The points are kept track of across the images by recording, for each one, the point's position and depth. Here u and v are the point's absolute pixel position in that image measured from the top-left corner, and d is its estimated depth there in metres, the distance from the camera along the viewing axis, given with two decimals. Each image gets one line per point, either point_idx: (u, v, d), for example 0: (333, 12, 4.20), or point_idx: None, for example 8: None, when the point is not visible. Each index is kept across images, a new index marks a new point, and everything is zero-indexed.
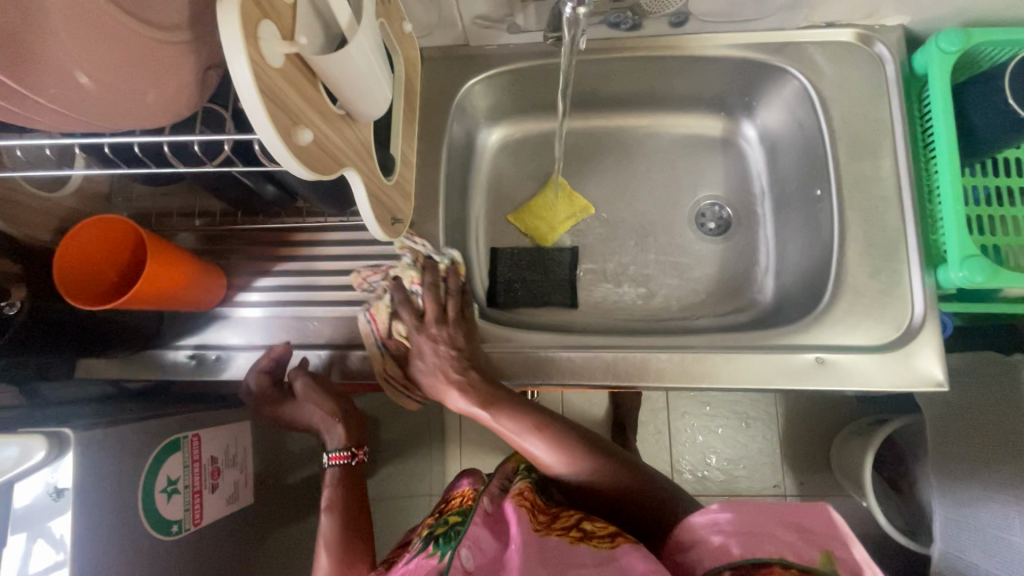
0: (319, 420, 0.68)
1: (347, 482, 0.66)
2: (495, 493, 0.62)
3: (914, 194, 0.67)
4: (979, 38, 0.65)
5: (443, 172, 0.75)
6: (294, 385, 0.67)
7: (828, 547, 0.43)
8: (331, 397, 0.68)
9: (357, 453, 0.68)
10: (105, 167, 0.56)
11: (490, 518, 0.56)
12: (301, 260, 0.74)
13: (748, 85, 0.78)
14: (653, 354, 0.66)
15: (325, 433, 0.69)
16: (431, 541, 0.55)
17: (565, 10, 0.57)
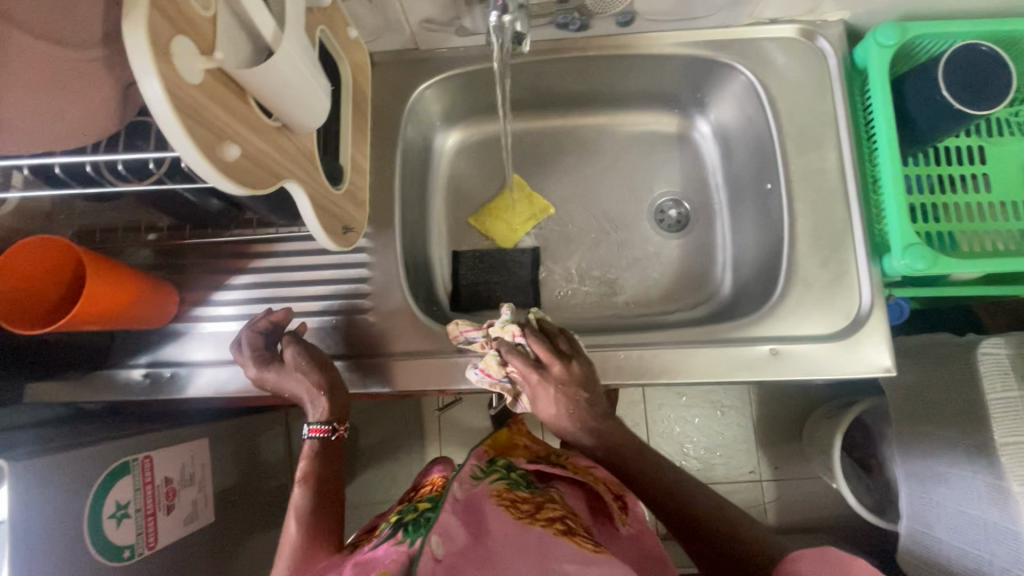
0: (303, 392, 0.64)
1: (327, 457, 0.65)
2: (465, 479, 0.60)
3: (859, 185, 0.68)
4: (913, 31, 0.67)
5: (398, 178, 0.74)
6: (284, 351, 0.63)
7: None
8: (318, 369, 0.65)
9: (338, 428, 0.66)
10: (38, 187, 0.54)
11: (463, 506, 0.54)
12: (255, 272, 0.72)
13: (699, 81, 0.79)
14: (613, 352, 0.67)
15: (307, 406, 0.65)
16: (400, 528, 0.52)
17: (490, 18, 0.56)
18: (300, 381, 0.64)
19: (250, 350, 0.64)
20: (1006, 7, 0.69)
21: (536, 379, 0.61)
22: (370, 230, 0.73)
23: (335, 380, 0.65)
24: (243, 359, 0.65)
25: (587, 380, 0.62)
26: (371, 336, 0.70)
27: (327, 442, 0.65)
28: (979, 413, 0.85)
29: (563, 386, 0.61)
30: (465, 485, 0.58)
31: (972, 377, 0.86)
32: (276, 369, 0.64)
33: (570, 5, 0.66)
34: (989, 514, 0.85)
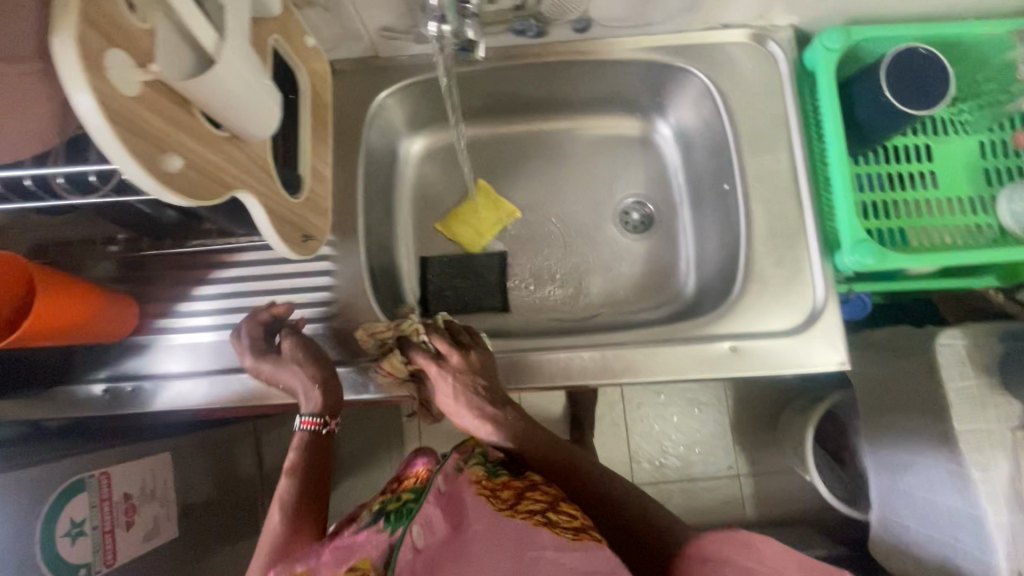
0: (298, 383, 0.64)
1: (316, 448, 0.62)
2: (448, 472, 0.57)
3: (810, 184, 0.70)
4: (857, 35, 0.69)
5: (361, 185, 0.74)
6: (283, 342, 0.64)
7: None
8: (315, 361, 0.65)
9: (330, 423, 0.63)
10: None
11: (446, 499, 0.52)
12: (218, 283, 0.72)
13: (657, 85, 0.80)
14: (577, 353, 0.68)
15: (300, 398, 0.64)
16: (382, 516, 0.52)
17: (429, 28, 0.56)
18: (295, 371, 0.63)
19: (249, 339, 0.65)
20: (945, 11, 0.72)
21: (436, 369, 0.63)
22: (334, 238, 0.73)
23: (330, 372, 0.65)
24: (239, 348, 0.65)
25: (487, 370, 0.64)
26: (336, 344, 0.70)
27: (318, 436, 0.62)
28: (937, 402, 0.88)
29: (463, 375, 0.63)
30: (449, 475, 0.56)
31: (930, 367, 0.88)
32: (272, 360, 0.64)
33: (526, 12, 0.67)
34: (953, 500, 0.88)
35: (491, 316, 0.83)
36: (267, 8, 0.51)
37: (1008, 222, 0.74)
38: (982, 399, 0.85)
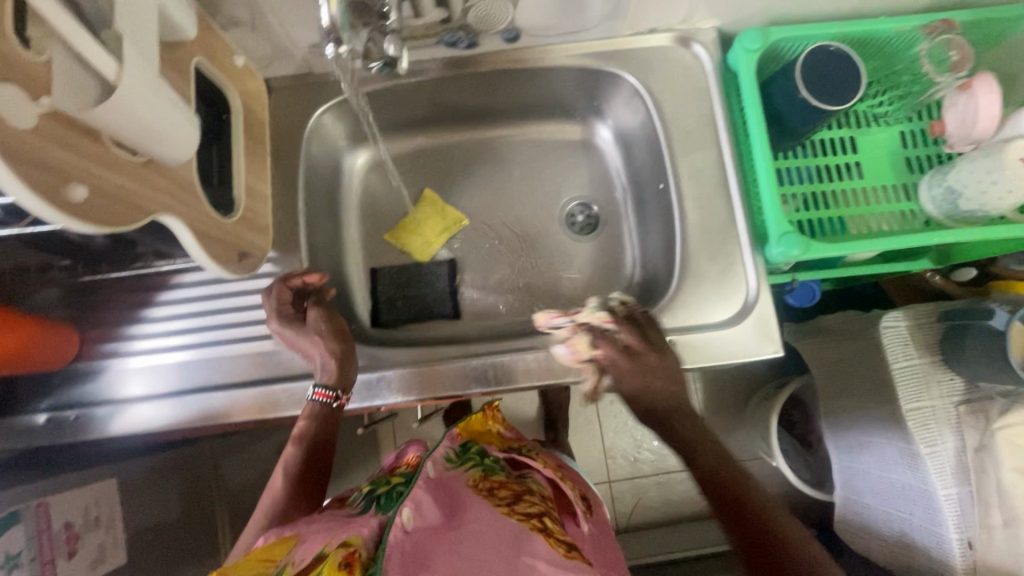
0: (317, 353, 0.66)
1: (327, 420, 0.64)
2: (439, 462, 0.67)
3: (740, 180, 0.73)
4: (774, 34, 0.72)
5: (303, 201, 0.75)
6: (309, 312, 0.67)
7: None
8: (335, 336, 0.67)
9: (342, 397, 0.65)
10: None
11: (434, 484, 0.62)
12: (165, 305, 0.72)
13: (593, 90, 0.83)
14: (523, 356, 0.71)
15: (316, 369, 0.66)
16: (375, 501, 0.61)
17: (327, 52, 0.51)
18: (316, 341, 0.66)
19: (278, 302, 0.67)
20: (856, 10, 0.76)
21: (629, 360, 0.61)
22: (276, 255, 0.73)
23: (348, 349, 0.66)
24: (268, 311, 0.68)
25: (667, 363, 0.61)
26: (283, 361, 0.71)
27: (329, 409, 0.65)
28: (885, 382, 0.91)
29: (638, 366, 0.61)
30: (440, 466, 0.66)
31: (875, 349, 0.92)
32: (295, 327, 0.67)
33: (454, 25, 0.68)
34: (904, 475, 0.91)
35: (442, 323, 0.84)
36: (183, 32, 0.52)
37: (930, 208, 0.77)
38: (925, 376, 0.88)
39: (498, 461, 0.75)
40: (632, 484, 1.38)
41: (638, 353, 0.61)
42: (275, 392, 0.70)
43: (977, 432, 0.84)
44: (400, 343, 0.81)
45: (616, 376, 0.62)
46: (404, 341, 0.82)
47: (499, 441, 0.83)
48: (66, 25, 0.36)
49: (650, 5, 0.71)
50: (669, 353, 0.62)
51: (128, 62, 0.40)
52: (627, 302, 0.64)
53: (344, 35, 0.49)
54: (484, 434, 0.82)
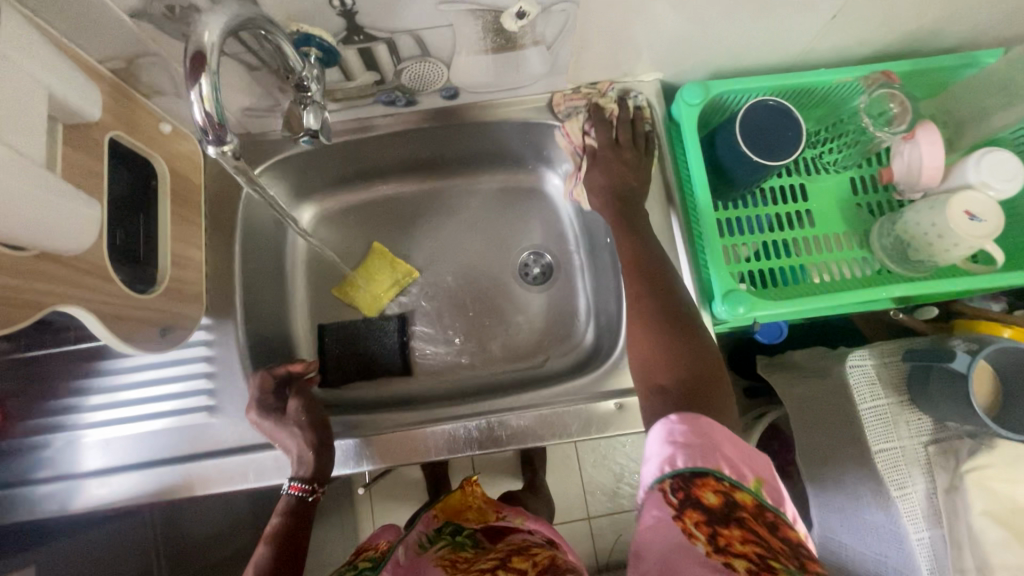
0: (294, 445, 0.64)
1: (300, 516, 0.62)
2: (410, 546, 0.65)
3: (685, 235, 0.72)
4: (715, 88, 0.72)
5: (240, 263, 0.73)
6: (290, 402, 0.66)
7: (761, 477, 0.44)
8: (314, 428, 0.65)
9: (318, 490, 0.63)
10: None
11: (402, 569, 0.59)
12: (96, 376, 0.69)
13: (539, 141, 0.82)
14: (463, 426, 0.69)
15: (293, 462, 0.65)
16: None
17: (206, 151, 0.47)
18: (293, 432, 0.64)
19: (259, 392, 0.67)
20: (796, 61, 0.76)
21: (607, 148, 0.73)
22: (209, 321, 0.71)
23: (326, 438, 0.65)
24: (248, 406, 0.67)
25: (637, 168, 0.72)
26: (214, 435, 0.68)
27: (303, 502, 0.63)
28: (853, 422, 0.86)
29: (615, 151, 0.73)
30: (410, 551, 0.64)
31: (841, 390, 0.87)
32: (274, 418, 0.66)
33: (388, 86, 0.68)
34: (875, 516, 0.85)
35: (391, 380, 0.82)
36: (88, 115, 0.50)
37: (882, 256, 0.76)
38: (893, 417, 0.85)
39: (473, 534, 0.69)
40: (611, 521, 1.34)
41: (620, 148, 0.73)
42: (205, 469, 0.67)
43: (947, 473, 0.82)
44: (347, 405, 0.79)
45: (592, 157, 0.74)
46: (349, 403, 0.79)
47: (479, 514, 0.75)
48: None
49: (587, 62, 0.71)
50: (644, 165, 0.73)
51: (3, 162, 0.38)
52: (643, 112, 0.75)
53: (225, 133, 0.45)
54: (463, 511, 0.75)
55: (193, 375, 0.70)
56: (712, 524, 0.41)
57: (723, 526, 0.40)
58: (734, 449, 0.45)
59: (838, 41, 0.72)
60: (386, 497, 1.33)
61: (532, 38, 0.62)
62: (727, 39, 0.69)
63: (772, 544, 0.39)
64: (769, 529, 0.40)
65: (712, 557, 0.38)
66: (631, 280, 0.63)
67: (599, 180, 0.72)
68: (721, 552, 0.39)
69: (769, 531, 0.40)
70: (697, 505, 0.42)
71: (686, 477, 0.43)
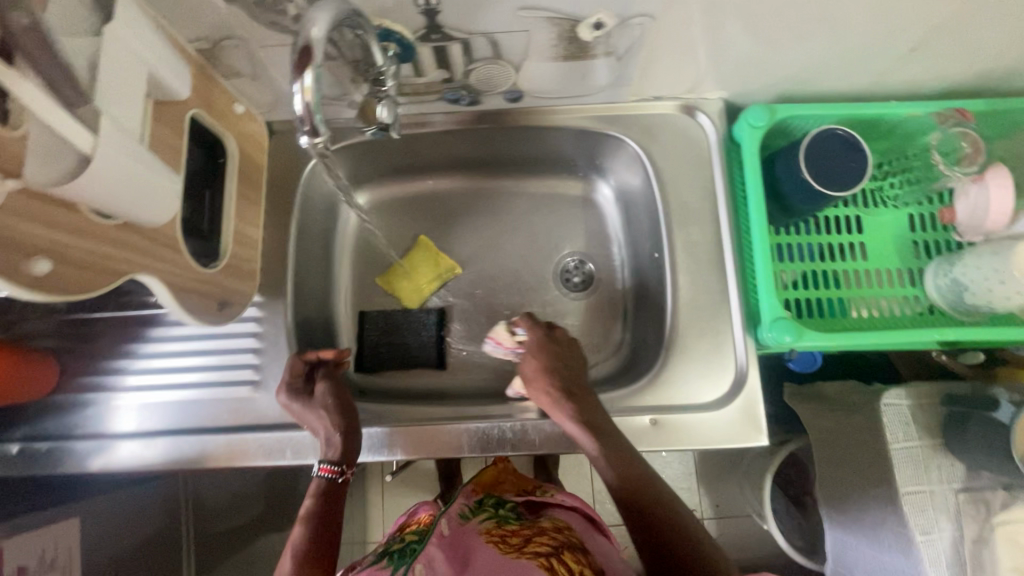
0: (322, 427, 0.66)
1: (331, 497, 0.63)
2: (454, 518, 0.66)
3: (736, 257, 0.72)
4: (781, 112, 0.71)
5: (294, 245, 0.75)
6: (317, 386, 0.68)
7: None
8: (340, 411, 0.67)
9: (347, 470, 0.64)
10: None
11: (449, 542, 0.61)
12: (150, 342, 0.72)
13: (594, 150, 0.82)
14: (498, 426, 0.69)
15: (322, 443, 0.66)
16: (386, 556, 0.61)
17: (301, 141, 0.48)
18: (320, 414, 0.66)
19: (289, 374, 0.69)
20: (866, 90, 0.74)
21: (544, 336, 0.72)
22: (261, 299, 0.73)
23: (354, 423, 0.67)
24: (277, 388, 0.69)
25: (572, 352, 0.71)
26: (255, 409, 0.70)
27: (333, 484, 0.63)
28: (880, 462, 0.84)
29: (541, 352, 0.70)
30: (454, 523, 0.64)
31: (871, 426, 0.85)
32: (303, 401, 0.67)
33: (456, 84, 0.69)
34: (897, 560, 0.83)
35: (425, 372, 0.84)
36: (177, 93, 0.52)
37: (935, 296, 0.75)
38: (924, 459, 0.82)
39: (514, 507, 0.71)
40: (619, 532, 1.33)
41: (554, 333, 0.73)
42: (245, 442, 0.69)
43: (977, 524, 0.80)
44: (381, 392, 0.80)
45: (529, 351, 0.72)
46: (382, 391, 0.81)
47: (513, 487, 0.81)
48: (38, 103, 0.35)
49: (654, 75, 0.71)
50: (575, 347, 0.72)
51: (105, 134, 0.41)
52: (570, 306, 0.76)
53: (320, 125, 0.46)
54: (497, 486, 0.80)
55: (241, 352, 0.72)
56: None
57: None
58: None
59: (912, 74, 0.70)
60: (397, 483, 1.35)
61: (604, 49, 0.63)
62: (799, 64, 0.68)
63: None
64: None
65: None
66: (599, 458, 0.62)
67: (534, 370, 0.69)
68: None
69: None
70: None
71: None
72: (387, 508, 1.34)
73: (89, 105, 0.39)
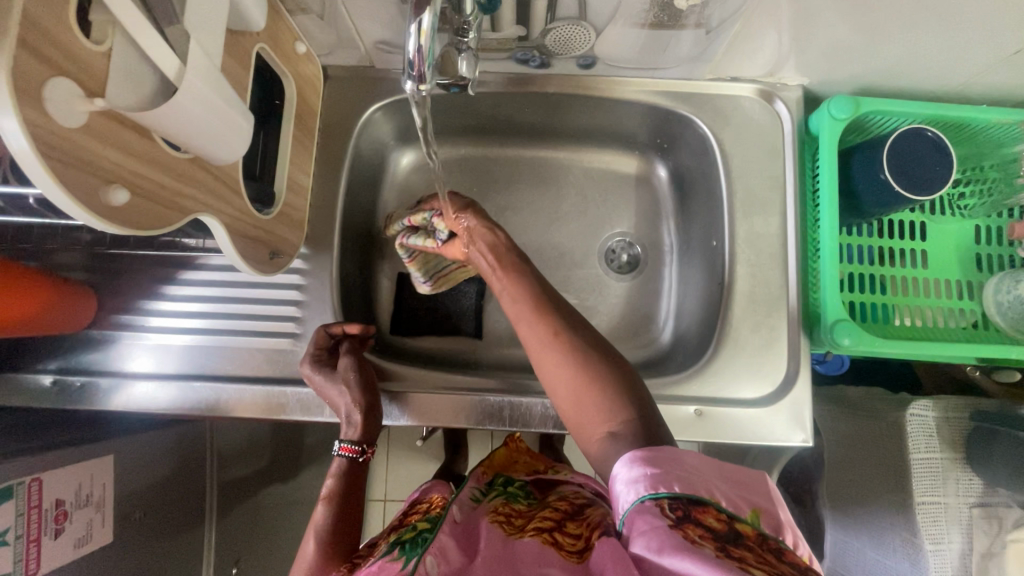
0: (342, 404, 0.64)
1: (355, 476, 0.62)
2: (465, 503, 0.64)
3: (799, 254, 0.70)
4: (866, 107, 0.68)
5: (341, 198, 0.72)
6: (341, 360, 0.65)
7: (758, 506, 0.42)
8: (362, 388, 0.65)
9: (368, 450, 0.63)
10: (23, 216, 0.51)
11: (461, 529, 0.57)
12: (188, 284, 0.70)
13: (661, 127, 0.78)
14: (542, 402, 0.69)
15: (342, 420, 0.65)
16: (397, 546, 0.54)
17: (405, 86, 0.46)
18: (342, 390, 0.64)
19: (315, 347, 0.66)
20: (955, 90, 0.71)
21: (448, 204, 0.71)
22: (307, 251, 0.71)
23: (375, 402, 0.64)
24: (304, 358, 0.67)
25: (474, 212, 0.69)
26: (295, 362, 0.69)
27: (354, 464, 0.62)
28: (899, 472, 0.82)
29: (464, 208, 0.69)
30: (465, 508, 0.62)
31: (893, 434, 0.82)
32: (326, 374, 0.65)
33: (530, 44, 0.65)
34: (899, 565, 0.83)
35: (460, 340, 0.82)
36: (251, 23, 0.48)
37: (991, 310, 0.73)
38: (944, 472, 0.80)
39: (523, 486, 0.72)
40: None
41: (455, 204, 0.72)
42: (284, 395, 0.68)
43: (988, 538, 0.79)
44: (416, 356, 0.79)
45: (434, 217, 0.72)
46: (413, 354, 0.79)
47: (526, 467, 0.81)
48: (130, 17, 0.33)
49: (737, 54, 0.67)
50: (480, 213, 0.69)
51: (192, 61, 0.38)
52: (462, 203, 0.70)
53: (428, 72, 0.45)
54: (510, 466, 0.80)
55: (284, 304, 0.70)
56: (718, 541, 0.38)
57: (731, 545, 0.38)
58: (727, 480, 0.43)
59: (1009, 78, 0.67)
60: (403, 445, 1.36)
61: (696, 19, 0.59)
62: (895, 57, 0.64)
63: (787, 567, 0.37)
64: (777, 551, 0.39)
65: (718, 557, 0.36)
66: (566, 360, 0.52)
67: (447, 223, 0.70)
68: (731, 559, 0.36)
69: (773, 556, 0.38)
70: (698, 524, 0.39)
71: (685, 500, 0.41)
72: (391, 467, 1.35)
73: (178, 27, 0.37)
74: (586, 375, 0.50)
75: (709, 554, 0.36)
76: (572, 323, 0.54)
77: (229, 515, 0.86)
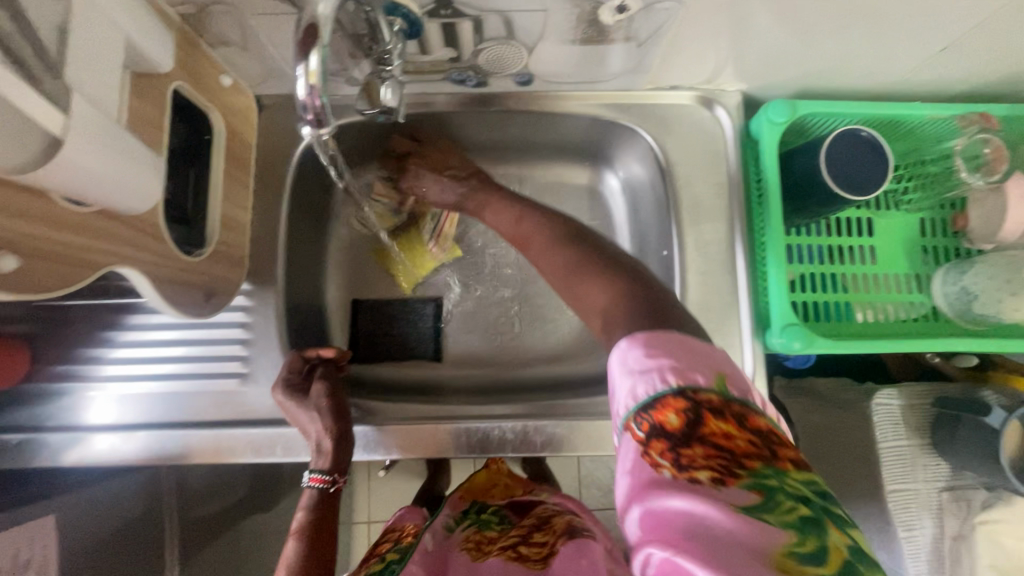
0: (313, 429, 0.62)
1: (324, 509, 0.60)
2: (438, 531, 0.64)
3: (748, 260, 0.70)
4: (803, 110, 0.68)
5: (283, 230, 0.71)
6: (314, 385, 0.64)
7: (720, 370, 0.40)
8: (334, 415, 0.63)
9: (339, 479, 0.62)
10: None
11: (432, 559, 0.58)
12: (127, 330, 0.67)
13: (608, 137, 0.78)
14: (498, 426, 0.67)
15: (312, 448, 0.62)
16: None
17: (302, 132, 0.45)
18: (314, 417, 0.62)
19: (287, 372, 0.65)
20: (889, 88, 0.72)
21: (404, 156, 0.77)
22: (250, 287, 0.69)
23: (347, 429, 0.63)
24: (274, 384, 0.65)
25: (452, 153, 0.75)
26: (243, 403, 0.67)
27: (326, 493, 0.61)
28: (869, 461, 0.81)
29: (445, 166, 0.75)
30: (438, 537, 0.62)
31: (861, 426, 0.82)
32: (297, 400, 0.63)
33: (463, 64, 0.64)
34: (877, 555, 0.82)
35: (419, 365, 0.81)
36: (157, 65, 0.47)
37: (940, 303, 0.74)
38: (911, 459, 0.81)
39: (498, 511, 0.69)
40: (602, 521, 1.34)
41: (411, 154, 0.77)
42: (233, 439, 0.66)
43: (958, 521, 0.80)
44: (372, 385, 0.77)
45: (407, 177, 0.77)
46: (369, 382, 0.77)
47: (505, 492, 0.76)
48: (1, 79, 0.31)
49: (673, 63, 0.67)
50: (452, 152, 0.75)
51: (80, 115, 0.36)
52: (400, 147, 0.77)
53: (325, 113, 0.43)
54: (489, 490, 0.75)
55: (228, 343, 0.68)
56: (678, 445, 0.37)
57: (690, 442, 0.37)
58: (686, 356, 0.40)
59: (939, 74, 0.68)
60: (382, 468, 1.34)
61: (624, 34, 0.59)
62: (826, 59, 0.65)
63: (748, 444, 0.37)
64: (738, 422, 0.38)
65: (676, 478, 0.36)
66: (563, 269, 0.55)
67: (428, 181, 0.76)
68: (689, 473, 0.36)
69: (734, 438, 0.37)
70: (659, 433, 0.38)
71: (646, 408, 0.39)
72: (371, 492, 1.32)
73: (60, 80, 0.36)
74: (582, 272, 0.52)
75: (667, 480, 0.36)
76: (547, 240, 0.59)
77: (192, 562, 0.83)
